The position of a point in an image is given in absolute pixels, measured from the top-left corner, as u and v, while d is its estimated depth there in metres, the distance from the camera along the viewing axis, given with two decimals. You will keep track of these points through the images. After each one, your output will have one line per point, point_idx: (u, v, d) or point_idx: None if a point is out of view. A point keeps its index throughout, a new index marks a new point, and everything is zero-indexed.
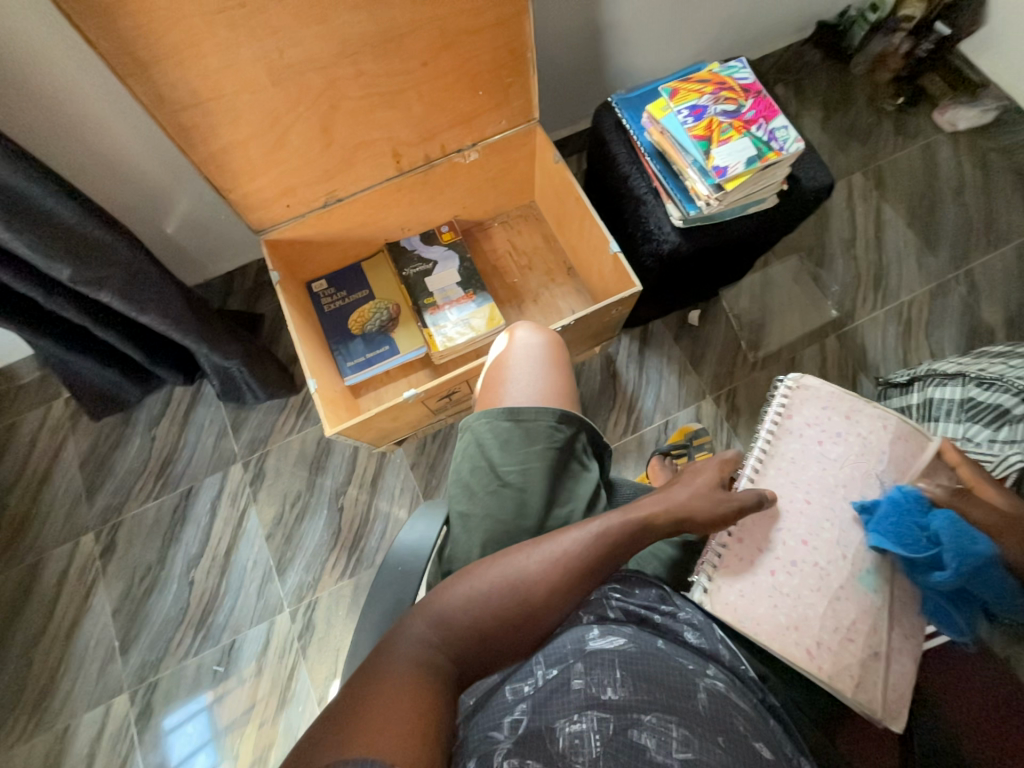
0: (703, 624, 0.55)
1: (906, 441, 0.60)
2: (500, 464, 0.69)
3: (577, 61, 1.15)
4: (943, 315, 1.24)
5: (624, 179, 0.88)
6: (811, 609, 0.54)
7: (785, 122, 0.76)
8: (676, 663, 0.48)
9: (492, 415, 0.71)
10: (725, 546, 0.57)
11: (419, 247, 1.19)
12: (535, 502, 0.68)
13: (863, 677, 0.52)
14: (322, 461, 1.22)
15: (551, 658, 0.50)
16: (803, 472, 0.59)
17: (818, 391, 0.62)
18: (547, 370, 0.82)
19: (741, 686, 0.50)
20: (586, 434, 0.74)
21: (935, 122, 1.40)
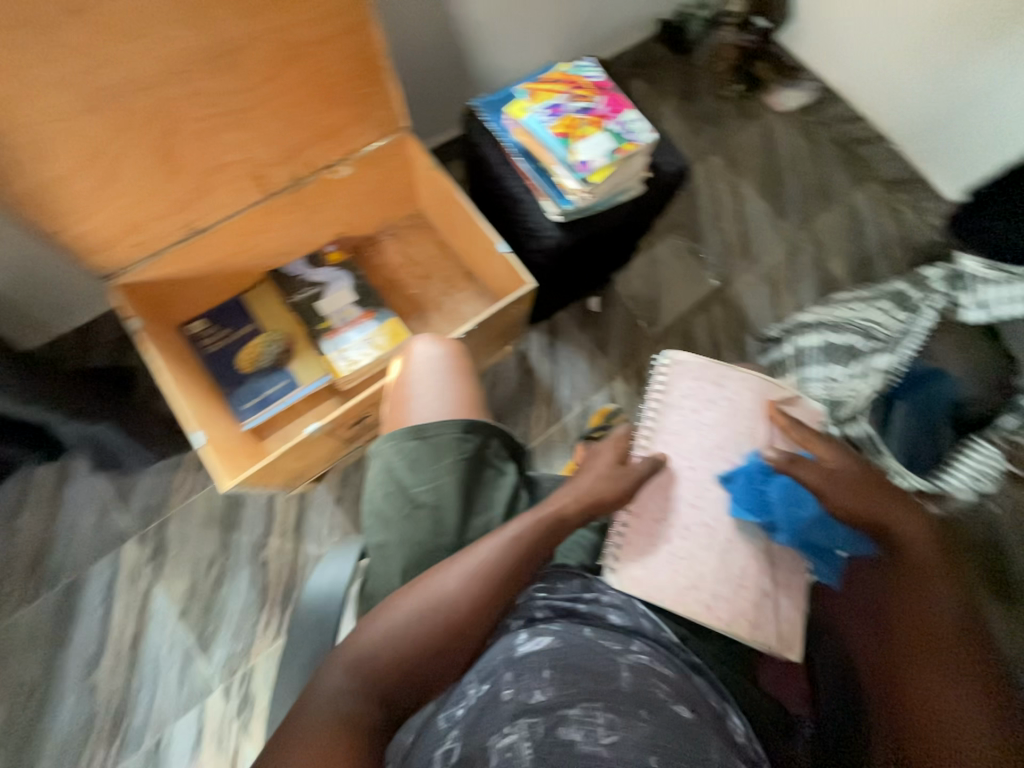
0: (625, 603, 0.58)
1: (770, 396, 0.66)
2: (409, 485, 0.68)
3: (439, 66, 1.14)
4: (801, 272, 1.41)
5: (500, 180, 0.90)
6: (705, 567, 0.59)
7: (635, 115, 0.82)
8: (601, 649, 0.51)
9: (397, 437, 0.70)
10: (626, 526, 0.61)
11: (304, 271, 1.12)
12: (450, 515, 0.68)
13: (759, 617, 0.58)
14: (234, 516, 1.11)
15: (482, 674, 0.51)
16: (685, 441, 0.65)
17: (689, 363, 0.68)
18: (452, 381, 0.81)
19: (663, 654, 0.55)
20: (497, 438, 0.73)
21: (769, 104, 1.57)
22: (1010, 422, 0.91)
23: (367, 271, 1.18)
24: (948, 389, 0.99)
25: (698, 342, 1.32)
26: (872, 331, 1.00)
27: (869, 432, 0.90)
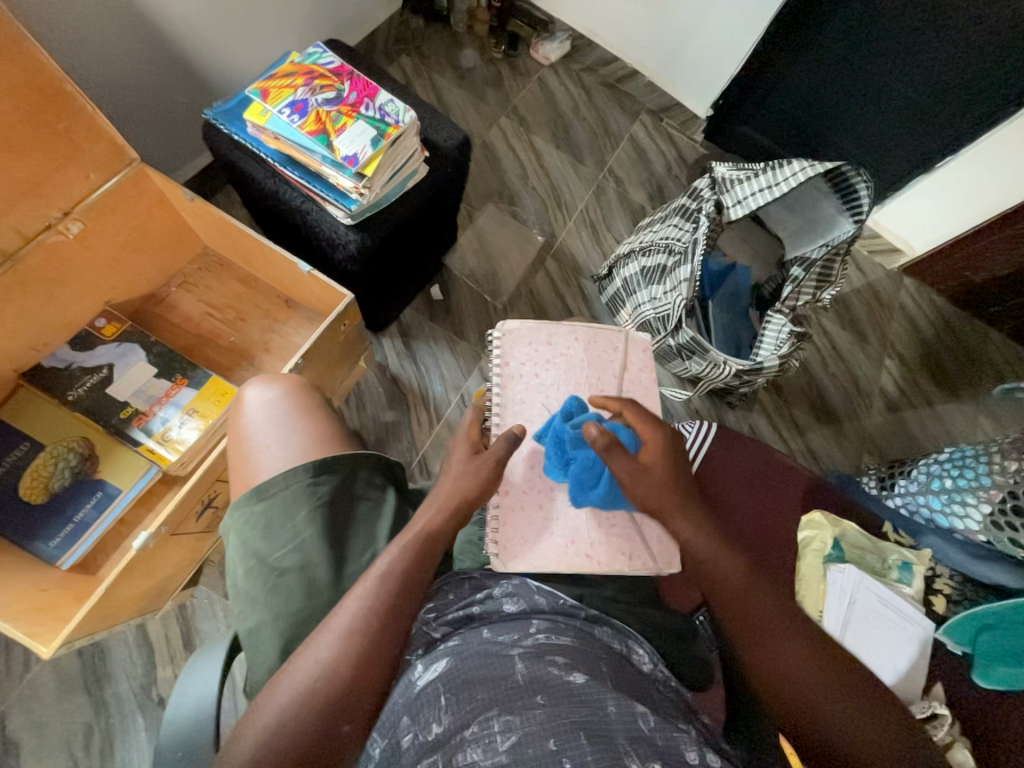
0: (517, 588, 0.63)
1: (596, 343, 0.75)
2: (270, 554, 0.66)
3: (159, 79, 0.98)
4: (611, 208, 1.52)
5: (275, 195, 0.81)
6: (578, 520, 0.66)
7: (387, 96, 0.78)
8: (496, 650, 0.54)
9: (243, 505, 0.68)
10: (499, 506, 0.66)
11: (76, 358, 0.91)
12: (322, 572, 0.65)
13: (632, 549, 0.66)
14: (99, 668, 0.91)
15: (385, 726, 0.53)
16: (533, 406, 0.71)
17: (520, 332, 0.74)
18: (301, 418, 0.74)
19: (562, 623, 0.59)
20: (370, 461, 0.72)
21: (535, 58, 1.64)
22: (789, 292, 1.04)
23: (161, 333, 1.01)
24: (743, 278, 1.17)
25: (545, 299, 1.37)
26: (672, 245, 1.09)
27: (694, 335, 1.02)
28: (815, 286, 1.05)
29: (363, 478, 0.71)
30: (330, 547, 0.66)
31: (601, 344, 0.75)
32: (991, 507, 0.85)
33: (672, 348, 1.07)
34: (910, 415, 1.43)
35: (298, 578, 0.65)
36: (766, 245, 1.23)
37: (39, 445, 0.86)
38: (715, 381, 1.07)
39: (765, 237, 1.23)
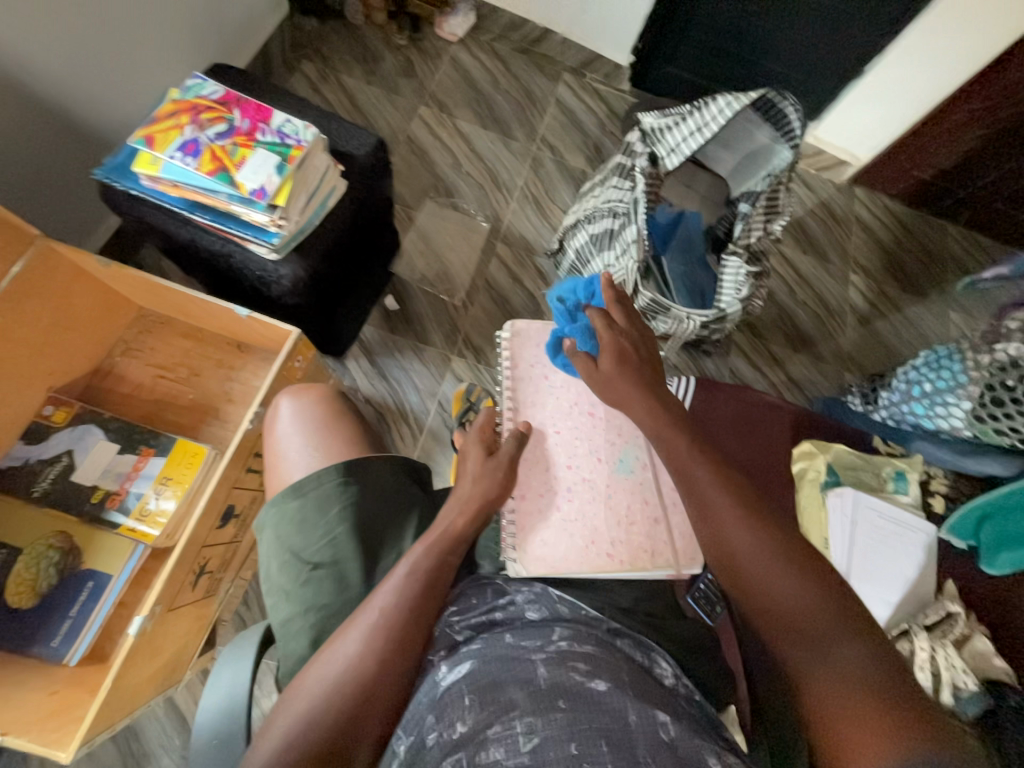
0: (540, 594, 0.63)
1: None
2: (304, 549, 0.65)
3: (44, 142, 0.91)
4: (551, 179, 1.48)
5: (192, 244, 0.76)
6: (594, 521, 0.70)
7: (283, 118, 0.74)
8: (519, 654, 0.54)
9: (280, 501, 0.67)
10: (516, 511, 0.69)
11: (32, 453, 0.88)
12: (353, 567, 0.64)
13: (652, 546, 0.69)
14: (136, 749, 0.91)
15: (408, 725, 0.52)
16: (545, 407, 0.75)
17: (530, 337, 0.78)
18: (327, 430, 0.72)
19: (584, 629, 0.59)
20: (402, 461, 0.72)
21: (442, 37, 1.56)
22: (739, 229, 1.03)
23: (116, 407, 0.97)
24: (694, 222, 1.15)
25: (503, 286, 1.34)
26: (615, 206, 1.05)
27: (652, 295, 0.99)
28: (764, 219, 1.03)
29: (392, 478, 0.69)
30: (365, 545, 0.65)
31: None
32: (972, 402, 0.86)
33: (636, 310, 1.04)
34: (882, 325, 1.44)
35: (332, 573, 0.64)
36: (709, 186, 1.19)
37: (16, 548, 0.83)
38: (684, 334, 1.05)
39: (707, 178, 1.19)
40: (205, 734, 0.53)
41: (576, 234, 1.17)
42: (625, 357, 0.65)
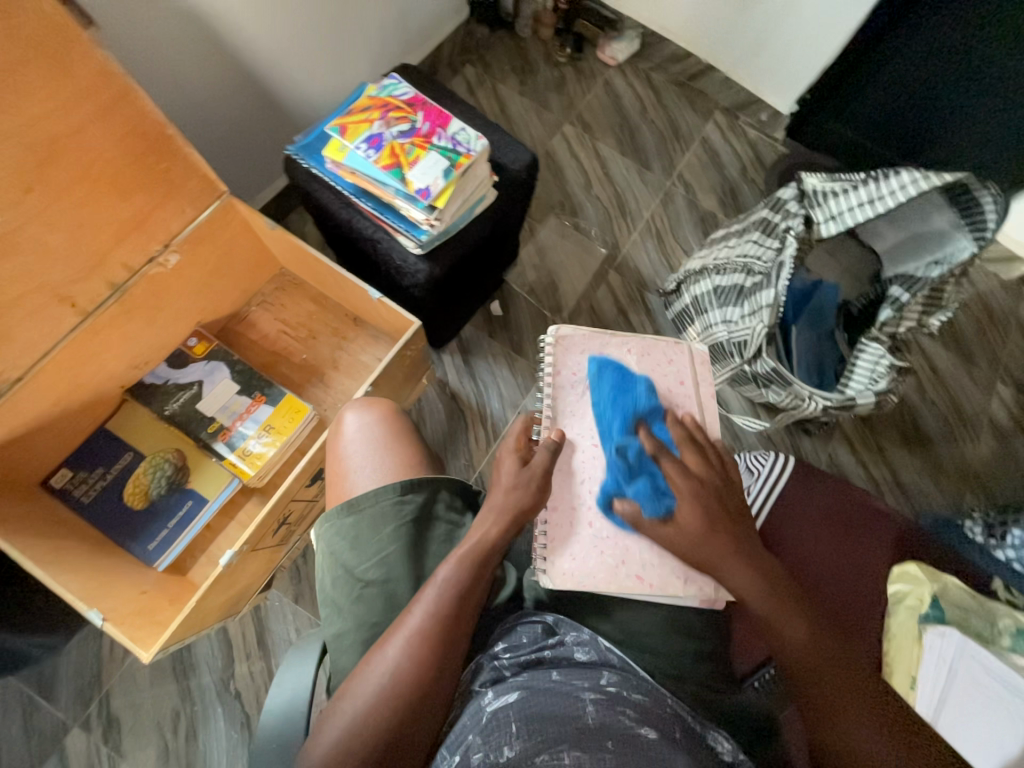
0: (589, 639, 0.60)
1: (648, 355, 0.71)
2: (356, 565, 0.67)
3: (245, 110, 1.03)
4: (679, 218, 1.44)
5: (348, 224, 0.82)
6: (629, 541, 0.63)
7: (459, 125, 0.77)
8: (567, 691, 0.53)
9: (334, 517, 0.69)
10: (547, 523, 0.63)
11: (171, 376, 0.99)
12: (403, 586, 0.66)
13: (687, 572, 0.62)
14: (187, 659, 1.00)
15: (450, 745, 0.52)
16: (585, 419, 0.67)
17: (574, 339, 0.70)
18: (390, 447, 0.76)
19: (633, 679, 0.56)
20: (452, 484, 0.73)
21: (601, 59, 1.57)
22: (887, 316, 0.94)
23: (243, 350, 1.07)
24: (830, 295, 1.08)
25: (605, 314, 1.32)
26: (750, 265, 1.01)
27: (775, 364, 0.95)
28: (922, 309, 0.94)
29: (442, 502, 0.71)
30: (413, 565, 0.67)
31: (658, 355, 0.72)
32: None
33: (747, 374, 1.01)
34: None
35: (380, 592, 0.66)
36: (857, 259, 1.09)
37: (140, 455, 0.94)
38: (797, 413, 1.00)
39: (857, 249, 1.09)
40: (268, 736, 0.56)
41: (700, 281, 1.12)
42: (708, 509, 0.60)
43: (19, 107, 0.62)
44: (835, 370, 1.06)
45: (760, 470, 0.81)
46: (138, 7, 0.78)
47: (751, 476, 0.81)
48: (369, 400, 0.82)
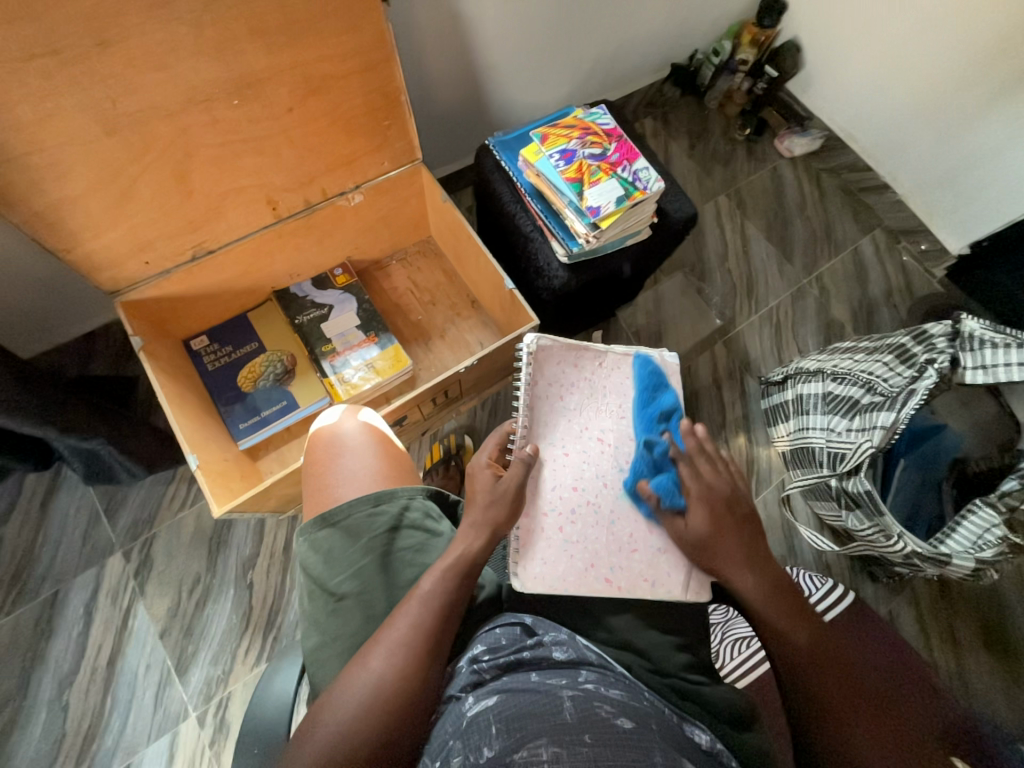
0: (567, 639, 0.58)
1: (618, 368, 0.72)
2: (329, 580, 0.64)
3: (455, 99, 1.17)
4: (804, 317, 1.41)
5: (511, 217, 0.92)
6: (597, 545, 0.65)
7: (645, 163, 0.83)
8: (545, 690, 0.51)
9: (308, 531, 0.67)
10: (517, 530, 0.65)
11: (311, 293, 1.12)
12: (380, 595, 0.63)
13: (653, 574, 0.65)
14: (224, 536, 1.09)
15: (431, 755, 0.49)
16: (556, 430, 0.68)
17: (552, 350, 0.69)
18: (370, 458, 0.74)
19: (611, 677, 0.55)
20: (427, 493, 0.71)
21: (777, 148, 1.59)
22: (1012, 486, 0.83)
23: (373, 293, 1.19)
24: (950, 444, 1.01)
25: (699, 381, 1.32)
26: (874, 383, 0.96)
27: (869, 487, 0.90)
28: None
29: (415, 514, 0.68)
30: (387, 577, 0.64)
31: (631, 366, 0.73)
32: None
33: (832, 489, 0.97)
34: None
35: (355, 604, 0.62)
36: (992, 419, 0.99)
37: (262, 348, 1.07)
38: (876, 547, 0.94)
39: (994, 409, 0.99)
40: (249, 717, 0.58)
41: (811, 381, 1.09)
42: (719, 518, 0.61)
43: (314, 49, 0.77)
44: (929, 522, 0.99)
45: (812, 590, 0.87)
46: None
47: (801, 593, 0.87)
48: (350, 408, 0.82)
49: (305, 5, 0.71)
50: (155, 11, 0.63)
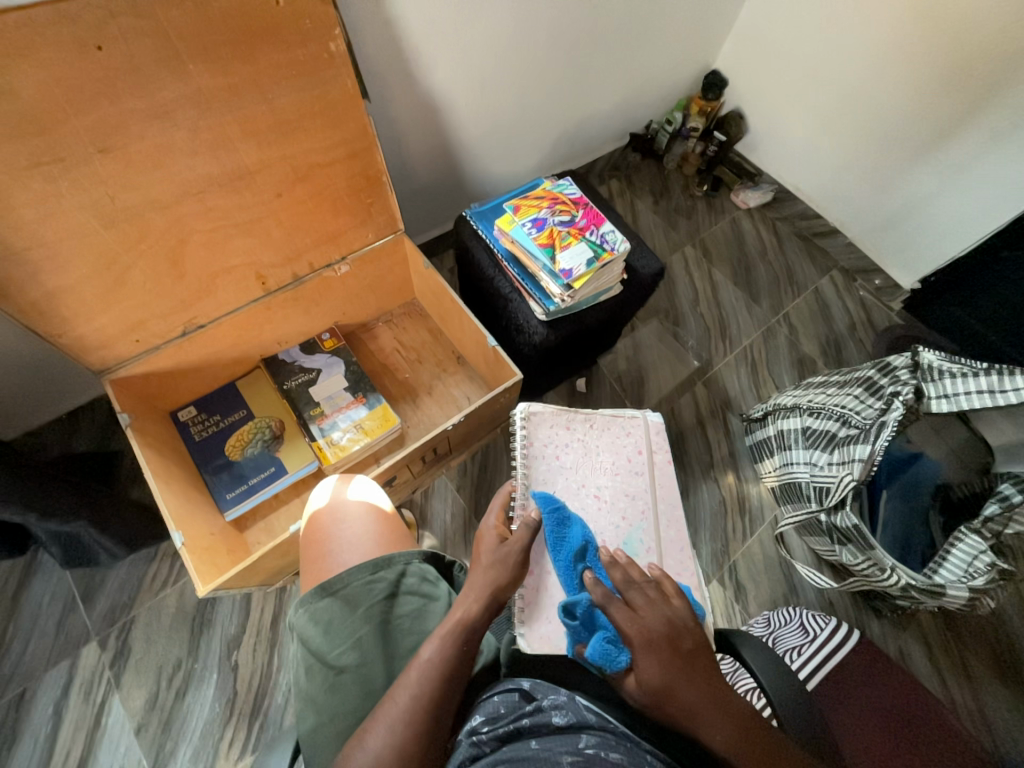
0: (567, 701, 0.56)
1: (608, 429, 0.80)
2: (327, 653, 0.61)
3: (434, 173, 1.27)
4: (777, 353, 1.48)
5: (491, 281, 0.97)
6: None
7: (611, 227, 0.90)
8: (546, 761, 0.48)
9: (307, 601, 0.64)
10: (525, 591, 0.70)
11: (299, 358, 1.14)
12: (379, 671, 0.60)
13: None
14: (208, 614, 1.04)
15: None
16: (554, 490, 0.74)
17: (543, 418, 0.77)
18: (368, 525, 0.72)
19: (612, 739, 0.52)
20: (423, 556, 0.70)
21: (734, 201, 1.73)
22: (993, 512, 0.86)
23: (360, 356, 1.22)
24: (929, 471, 1.05)
25: (684, 422, 1.35)
26: (848, 417, 0.99)
27: (856, 522, 0.91)
28: None
29: (416, 577, 0.67)
30: (387, 649, 0.62)
31: (617, 428, 0.80)
32: None
33: (823, 524, 0.98)
34: None
35: (355, 679, 0.60)
36: (965, 443, 1.02)
37: (250, 415, 1.08)
38: (872, 582, 0.93)
39: (965, 435, 1.02)
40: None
41: (789, 416, 1.13)
42: (667, 659, 0.50)
43: (302, 143, 0.84)
44: (923, 553, 1.00)
45: (816, 632, 0.83)
46: (395, 93, 1.02)
47: (806, 636, 0.83)
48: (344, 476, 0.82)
49: (294, 107, 0.79)
50: (156, 120, 0.69)
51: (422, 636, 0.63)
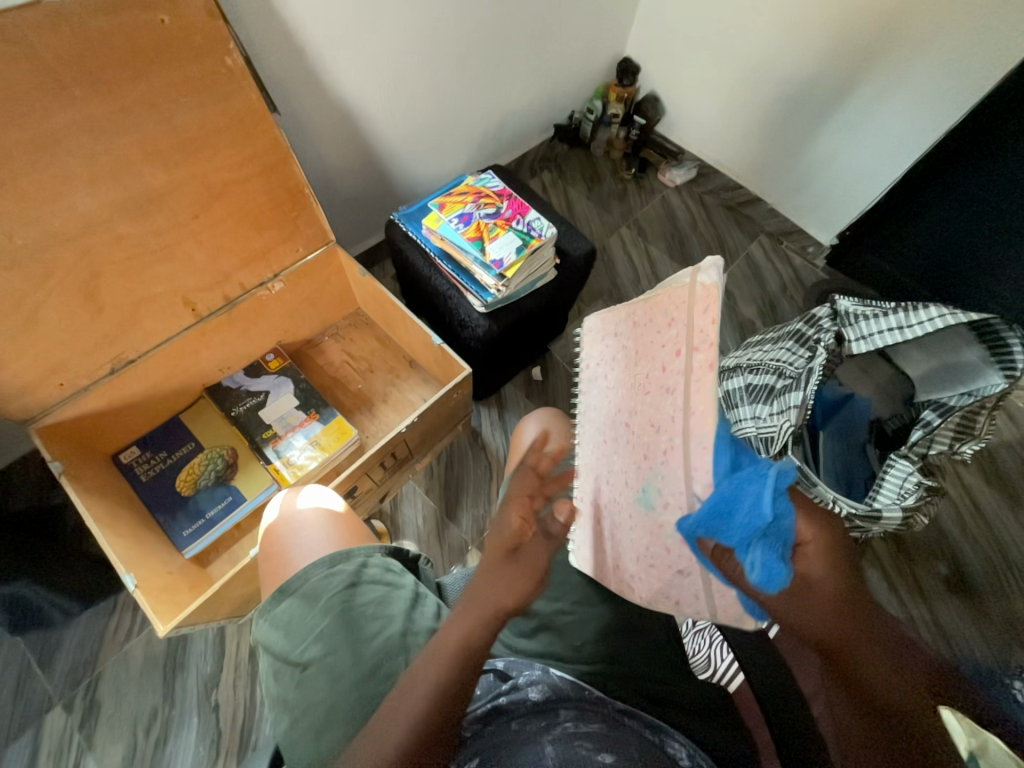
0: (542, 675, 0.58)
1: (653, 321, 0.45)
2: (293, 651, 0.61)
3: (361, 181, 1.26)
4: (718, 320, 1.54)
5: (427, 280, 0.98)
6: (621, 550, 0.50)
7: (536, 215, 0.93)
8: (525, 740, 0.50)
9: (267, 608, 0.64)
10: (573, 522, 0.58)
11: (245, 382, 1.11)
12: (347, 657, 0.59)
13: (683, 599, 0.47)
14: (180, 658, 1.00)
15: None
16: (599, 414, 0.54)
17: (597, 330, 0.55)
18: (327, 532, 0.71)
19: (589, 709, 0.55)
20: (384, 550, 0.71)
21: (662, 180, 1.79)
22: (918, 436, 0.94)
23: (308, 372, 1.20)
24: (862, 409, 1.12)
25: None
26: (782, 368, 1.06)
27: (799, 463, 0.97)
28: (952, 436, 0.93)
29: (375, 567, 0.67)
30: (352, 634, 0.61)
31: (659, 316, 0.45)
32: None
33: None
34: None
35: (321, 669, 0.59)
36: (889, 380, 1.10)
37: (200, 446, 1.05)
38: (822, 518, 0.99)
39: (889, 371, 1.10)
40: None
41: (733, 376, 1.18)
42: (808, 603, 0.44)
43: (212, 161, 0.82)
44: (864, 483, 1.07)
45: None
46: (308, 104, 1.02)
47: None
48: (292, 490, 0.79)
49: (196, 126, 0.78)
50: (45, 150, 0.67)
51: (387, 620, 0.62)
